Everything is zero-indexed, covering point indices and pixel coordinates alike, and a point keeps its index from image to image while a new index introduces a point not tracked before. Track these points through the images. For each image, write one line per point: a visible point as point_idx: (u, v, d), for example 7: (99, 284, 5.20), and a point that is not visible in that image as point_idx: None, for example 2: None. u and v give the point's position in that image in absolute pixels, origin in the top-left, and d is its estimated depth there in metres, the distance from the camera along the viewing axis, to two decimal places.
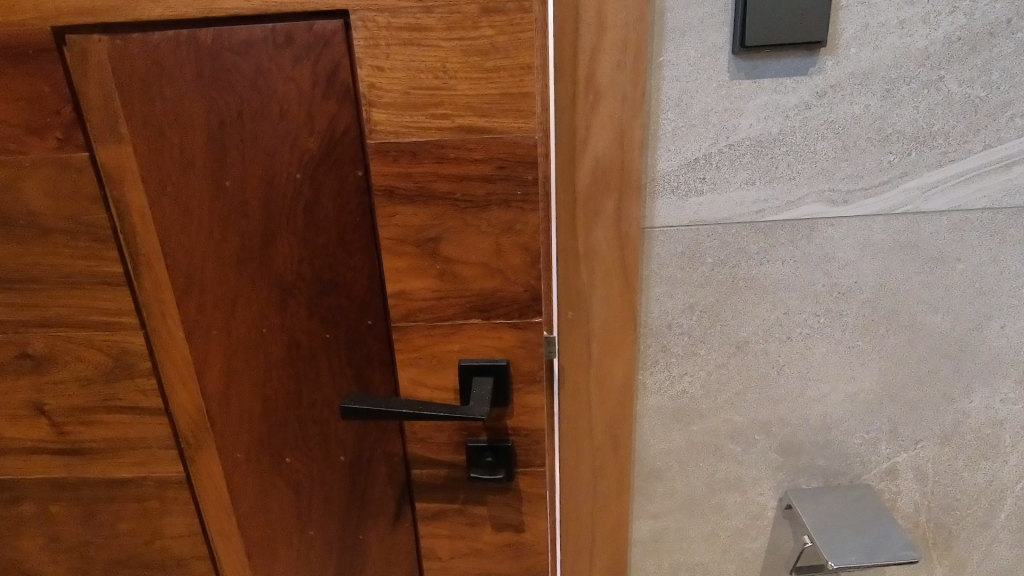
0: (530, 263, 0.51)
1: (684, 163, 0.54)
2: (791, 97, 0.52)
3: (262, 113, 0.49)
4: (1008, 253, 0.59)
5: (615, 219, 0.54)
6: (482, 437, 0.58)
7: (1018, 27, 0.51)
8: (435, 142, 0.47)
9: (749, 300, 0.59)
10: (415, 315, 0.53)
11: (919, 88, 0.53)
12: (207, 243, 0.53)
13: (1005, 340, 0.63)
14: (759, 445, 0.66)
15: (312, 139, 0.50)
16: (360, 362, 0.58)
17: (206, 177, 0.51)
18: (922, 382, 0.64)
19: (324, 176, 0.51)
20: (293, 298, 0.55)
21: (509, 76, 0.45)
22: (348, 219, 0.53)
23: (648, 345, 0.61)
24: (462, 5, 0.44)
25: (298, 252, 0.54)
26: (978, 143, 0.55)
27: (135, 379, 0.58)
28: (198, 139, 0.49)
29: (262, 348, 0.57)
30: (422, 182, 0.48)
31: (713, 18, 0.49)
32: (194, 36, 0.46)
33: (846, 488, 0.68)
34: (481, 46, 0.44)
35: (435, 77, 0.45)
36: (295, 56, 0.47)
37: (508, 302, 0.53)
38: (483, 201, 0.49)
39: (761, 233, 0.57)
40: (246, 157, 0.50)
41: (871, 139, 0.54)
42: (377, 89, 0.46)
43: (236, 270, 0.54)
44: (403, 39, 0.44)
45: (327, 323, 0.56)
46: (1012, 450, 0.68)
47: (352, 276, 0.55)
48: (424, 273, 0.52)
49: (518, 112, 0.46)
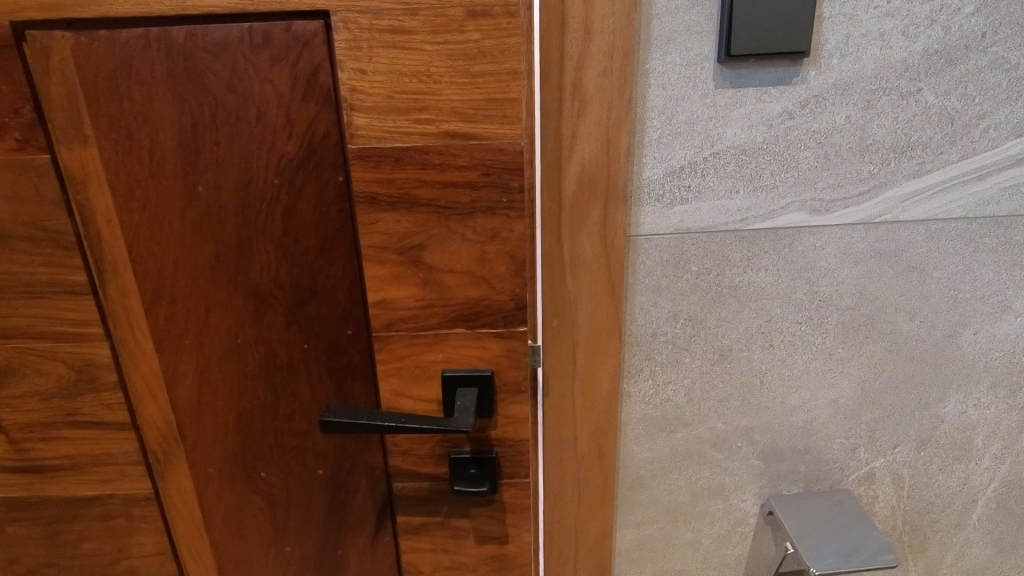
0: (515, 272, 0.50)
1: (669, 171, 0.53)
2: (775, 106, 0.52)
3: (238, 115, 0.47)
4: (981, 261, 0.60)
5: (601, 228, 0.53)
6: (465, 448, 0.57)
7: (992, 41, 0.52)
8: (418, 148, 0.46)
9: (733, 308, 0.59)
10: (397, 325, 0.52)
11: (899, 99, 0.53)
12: (178, 250, 0.51)
13: (978, 346, 0.64)
14: (742, 452, 0.66)
15: (291, 143, 0.48)
16: (340, 372, 0.56)
17: (177, 181, 0.49)
18: (899, 388, 0.65)
19: (303, 181, 0.49)
20: (270, 307, 0.53)
21: (495, 81, 0.44)
22: (327, 225, 0.51)
23: (633, 354, 0.60)
24: (447, 8, 0.42)
25: (276, 260, 0.52)
26: (954, 154, 0.56)
27: (100, 392, 0.56)
28: (169, 141, 0.47)
29: (237, 359, 0.55)
30: (406, 189, 0.47)
31: (699, 26, 0.49)
32: (165, 34, 0.44)
33: (826, 493, 0.69)
34: (467, 50, 0.43)
35: (419, 81, 0.44)
36: (273, 57, 0.46)
37: (493, 311, 0.52)
38: (467, 208, 0.48)
39: (744, 241, 0.57)
40: (220, 161, 0.48)
41: (851, 149, 0.55)
42: (359, 92, 0.44)
43: (210, 277, 0.52)
44: (386, 41, 0.43)
45: (305, 332, 0.55)
46: (984, 453, 0.69)
47: (331, 284, 0.53)
48: (407, 281, 0.50)
49: (504, 118, 0.45)
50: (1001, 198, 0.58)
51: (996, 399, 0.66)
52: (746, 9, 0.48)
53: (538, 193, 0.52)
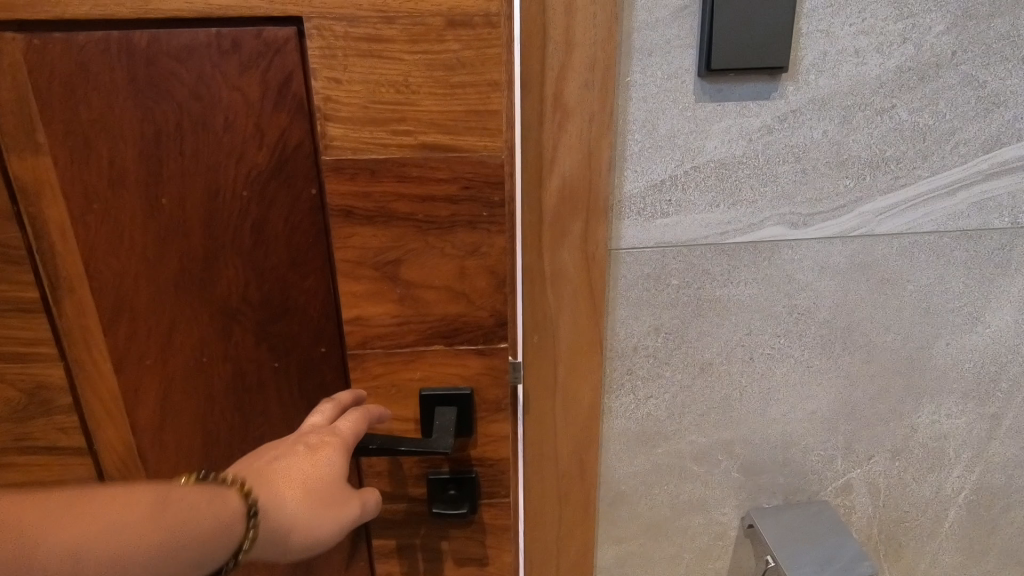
0: (496, 287, 0.49)
1: (650, 185, 0.53)
2: (754, 121, 0.52)
3: (204, 124, 0.45)
4: (952, 274, 0.61)
5: (582, 241, 0.53)
6: (444, 467, 0.55)
7: (961, 60, 0.53)
8: (396, 160, 0.44)
9: (713, 321, 0.59)
10: (373, 342, 0.50)
11: (874, 115, 0.54)
12: (139, 265, 0.48)
13: (950, 357, 0.65)
14: (722, 465, 0.66)
15: (261, 153, 0.46)
16: (312, 391, 0.54)
17: (138, 192, 0.46)
18: (874, 399, 0.66)
19: (274, 193, 0.47)
20: (238, 324, 0.51)
21: (475, 92, 0.43)
22: (300, 239, 0.49)
23: (615, 368, 0.59)
24: (426, 17, 0.41)
25: (244, 275, 0.49)
26: (926, 169, 0.57)
27: (53, 416, 0.52)
28: (130, 150, 0.45)
29: (203, 378, 0.52)
30: (383, 202, 0.46)
31: (679, 40, 0.49)
32: (127, 38, 0.42)
33: (804, 504, 0.69)
34: (446, 61, 0.42)
35: (397, 91, 0.42)
36: (242, 64, 0.44)
37: (473, 327, 0.50)
38: (447, 222, 0.46)
39: (724, 255, 0.57)
40: (185, 171, 0.46)
41: (828, 164, 0.55)
42: (334, 102, 0.43)
43: (174, 293, 0.49)
44: (362, 50, 0.42)
45: (276, 350, 0.52)
46: (956, 462, 0.70)
47: (303, 299, 0.51)
48: (383, 297, 0.49)
49: (484, 131, 0.44)
50: (970, 212, 0.59)
51: (967, 408, 0.68)
52: (726, 24, 0.48)
53: (518, 206, 0.51)
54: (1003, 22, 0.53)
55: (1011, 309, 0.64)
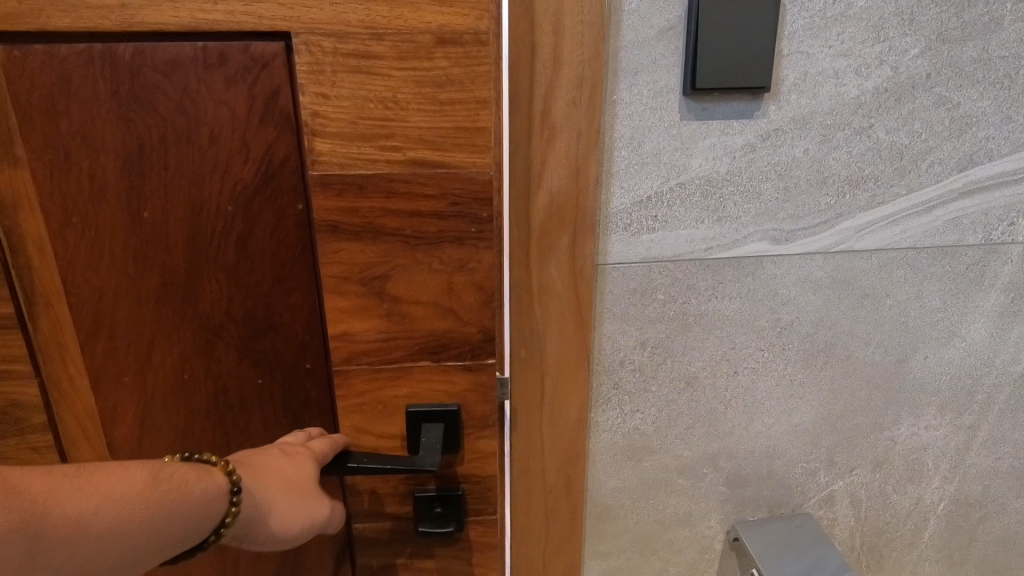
0: (483, 302, 0.49)
1: (637, 201, 0.53)
2: (738, 139, 0.53)
3: (188, 138, 0.44)
4: (929, 289, 0.63)
5: (569, 257, 0.53)
6: (430, 486, 0.55)
7: (935, 82, 0.55)
8: (384, 176, 0.44)
9: (699, 335, 0.60)
10: (359, 358, 0.50)
11: (853, 134, 0.55)
12: (119, 281, 0.47)
13: (928, 370, 0.66)
14: (708, 478, 0.66)
15: (247, 168, 0.46)
16: (297, 409, 0.53)
17: (120, 207, 0.45)
18: (856, 412, 0.67)
19: (260, 208, 0.47)
20: (221, 340, 0.50)
21: (463, 109, 0.43)
22: (285, 254, 0.48)
23: (601, 382, 0.59)
24: (415, 35, 0.41)
25: (228, 291, 0.49)
26: (903, 187, 0.58)
27: (26, 436, 0.51)
28: (111, 164, 0.44)
29: (183, 396, 0.51)
30: (370, 218, 0.46)
31: (665, 59, 0.50)
32: (110, 51, 0.41)
33: (788, 516, 0.69)
34: (434, 77, 0.42)
35: (385, 107, 0.43)
36: (228, 78, 0.43)
37: (459, 343, 0.50)
38: (434, 238, 0.47)
39: (709, 270, 0.57)
40: (168, 185, 0.45)
41: (809, 182, 0.56)
42: (321, 118, 0.43)
43: (155, 309, 0.48)
44: (350, 66, 0.42)
45: (260, 367, 0.51)
46: (935, 474, 0.71)
47: (288, 316, 0.50)
48: (370, 313, 0.48)
49: (472, 147, 0.44)
50: (946, 229, 0.61)
51: (944, 420, 0.69)
52: (709, 45, 0.49)
53: (506, 221, 0.51)
54: (974, 46, 0.55)
55: (986, 323, 0.65)
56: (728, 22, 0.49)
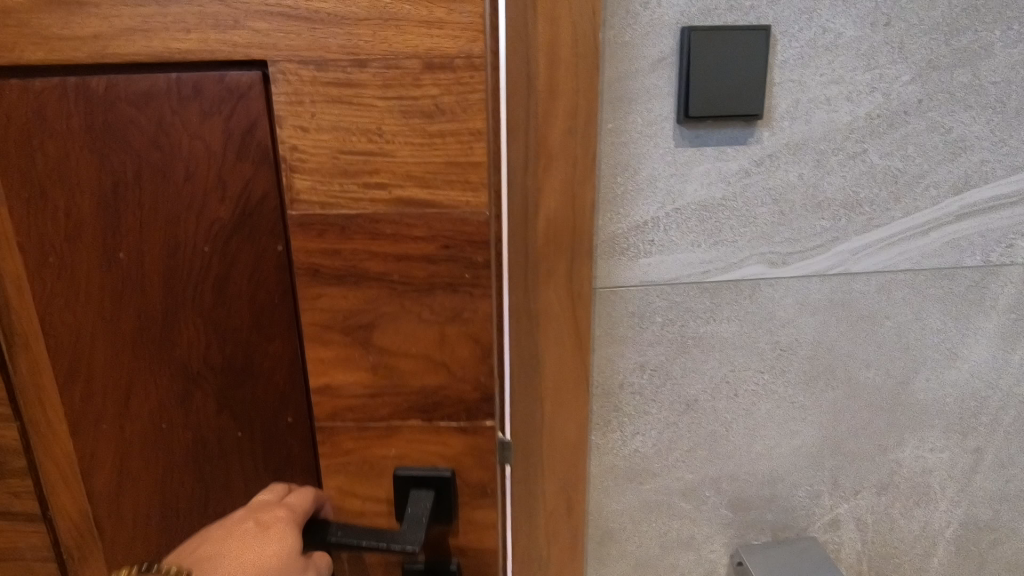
0: (477, 355, 0.49)
1: (634, 226, 0.54)
2: (732, 165, 0.54)
3: (164, 173, 0.46)
4: (929, 310, 0.63)
5: (567, 282, 0.54)
6: (420, 557, 0.55)
7: (928, 107, 0.56)
8: (368, 216, 0.46)
9: (698, 358, 0.60)
10: (343, 413, 0.51)
11: (846, 159, 0.56)
12: (96, 320, 0.48)
13: (930, 392, 0.66)
14: (710, 501, 0.66)
15: (223, 208, 0.47)
16: (279, 462, 0.54)
17: (96, 244, 0.47)
18: (858, 434, 0.66)
19: (237, 249, 0.48)
20: (200, 388, 0.51)
21: (454, 142, 0.44)
22: (262, 293, 0.49)
23: (601, 405, 0.60)
24: (403, 59, 0.43)
25: (207, 336, 0.50)
26: (899, 211, 0.59)
27: (6, 479, 0.53)
28: (87, 201, 0.46)
29: (162, 444, 0.52)
30: (352, 260, 0.47)
31: (658, 88, 0.51)
32: (83, 83, 0.43)
33: (792, 540, 0.69)
34: (423, 109, 0.44)
35: (369, 140, 0.44)
36: (203, 111, 0.45)
37: (452, 399, 0.51)
38: (424, 284, 0.47)
39: (706, 293, 0.58)
40: (145, 221, 0.47)
41: (805, 206, 0.57)
42: (301, 153, 0.44)
43: (133, 349, 0.49)
44: (331, 97, 0.43)
45: (239, 417, 0.52)
46: (942, 497, 0.70)
47: (268, 362, 0.51)
48: (354, 361, 0.49)
49: (465, 185, 0.45)
50: (944, 251, 0.61)
51: (949, 442, 0.68)
52: (701, 75, 0.50)
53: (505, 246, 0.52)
54: (965, 72, 0.56)
55: (987, 344, 0.65)
56: (718, 53, 0.50)
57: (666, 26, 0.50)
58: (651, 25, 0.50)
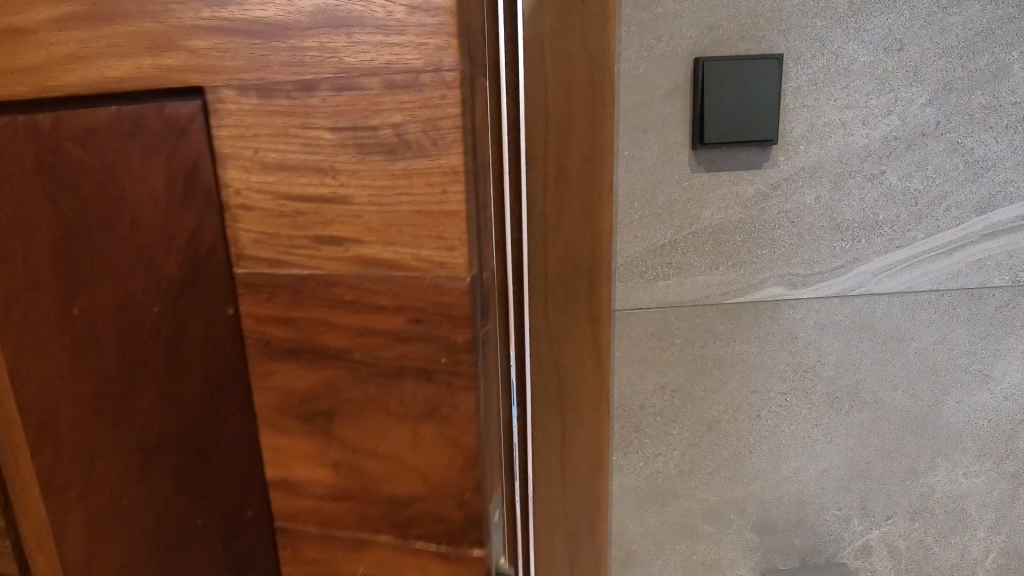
0: (461, 464, 0.38)
1: (652, 249, 0.56)
2: (748, 189, 0.55)
3: (105, 225, 0.38)
4: (957, 331, 0.62)
5: (586, 304, 0.55)
6: None
7: (946, 128, 0.56)
8: (325, 277, 0.36)
9: (718, 379, 0.60)
10: (304, 512, 0.42)
11: (864, 181, 0.57)
12: (35, 395, 0.41)
13: (962, 414, 0.65)
14: (735, 524, 0.65)
15: (171, 262, 0.38)
16: (242, 562, 0.44)
17: (33, 306, 0.39)
18: (888, 458, 0.65)
19: (188, 312, 0.39)
20: (153, 483, 0.42)
21: (425, 184, 0.33)
22: (217, 369, 0.40)
23: (622, 426, 0.61)
24: (359, 79, 0.32)
25: (157, 415, 0.41)
26: (922, 231, 0.59)
27: None
28: (24, 256, 0.38)
29: (113, 538, 0.43)
30: (308, 332, 0.38)
31: (674, 116, 0.53)
32: (21, 121, 0.36)
33: (822, 566, 0.67)
34: (384, 140, 0.33)
35: (322, 183, 0.34)
36: (146, 148, 0.37)
37: (428, 515, 0.39)
38: (393, 367, 0.37)
39: (725, 314, 0.59)
40: (87, 284, 0.39)
41: (824, 228, 0.57)
42: (244, 203, 0.36)
43: (76, 429, 0.41)
44: (276, 132, 0.34)
45: (198, 509, 0.43)
46: (979, 524, 0.68)
47: (225, 447, 0.42)
48: (314, 455, 0.40)
49: (439, 240, 0.34)
50: (970, 271, 0.61)
51: (985, 467, 0.67)
52: (715, 103, 0.52)
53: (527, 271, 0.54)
54: (984, 93, 0.56)
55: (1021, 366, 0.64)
56: (730, 82, 0.52)
57: (679, 57, 0.52)
58: (665, 57, 0.52)
